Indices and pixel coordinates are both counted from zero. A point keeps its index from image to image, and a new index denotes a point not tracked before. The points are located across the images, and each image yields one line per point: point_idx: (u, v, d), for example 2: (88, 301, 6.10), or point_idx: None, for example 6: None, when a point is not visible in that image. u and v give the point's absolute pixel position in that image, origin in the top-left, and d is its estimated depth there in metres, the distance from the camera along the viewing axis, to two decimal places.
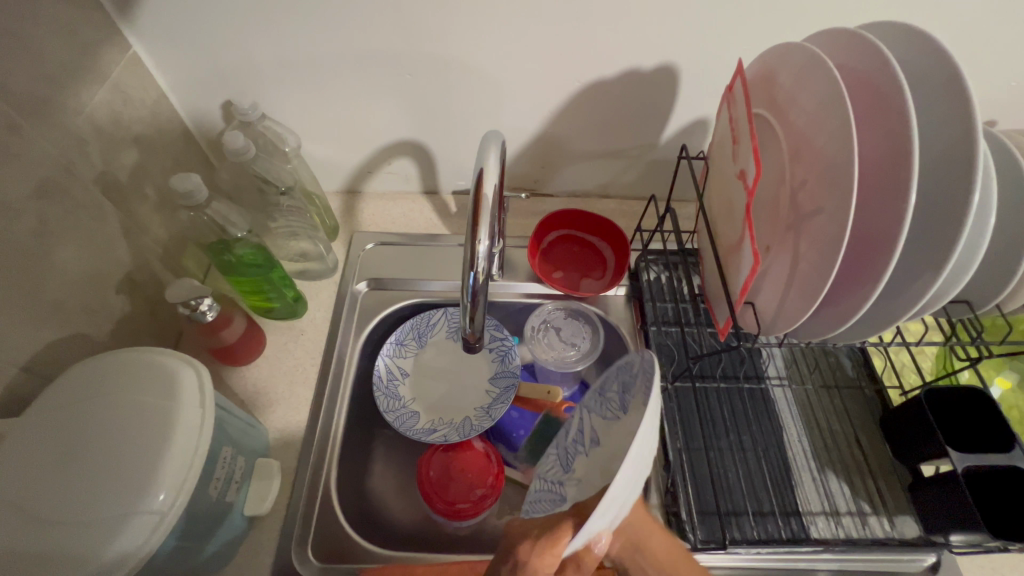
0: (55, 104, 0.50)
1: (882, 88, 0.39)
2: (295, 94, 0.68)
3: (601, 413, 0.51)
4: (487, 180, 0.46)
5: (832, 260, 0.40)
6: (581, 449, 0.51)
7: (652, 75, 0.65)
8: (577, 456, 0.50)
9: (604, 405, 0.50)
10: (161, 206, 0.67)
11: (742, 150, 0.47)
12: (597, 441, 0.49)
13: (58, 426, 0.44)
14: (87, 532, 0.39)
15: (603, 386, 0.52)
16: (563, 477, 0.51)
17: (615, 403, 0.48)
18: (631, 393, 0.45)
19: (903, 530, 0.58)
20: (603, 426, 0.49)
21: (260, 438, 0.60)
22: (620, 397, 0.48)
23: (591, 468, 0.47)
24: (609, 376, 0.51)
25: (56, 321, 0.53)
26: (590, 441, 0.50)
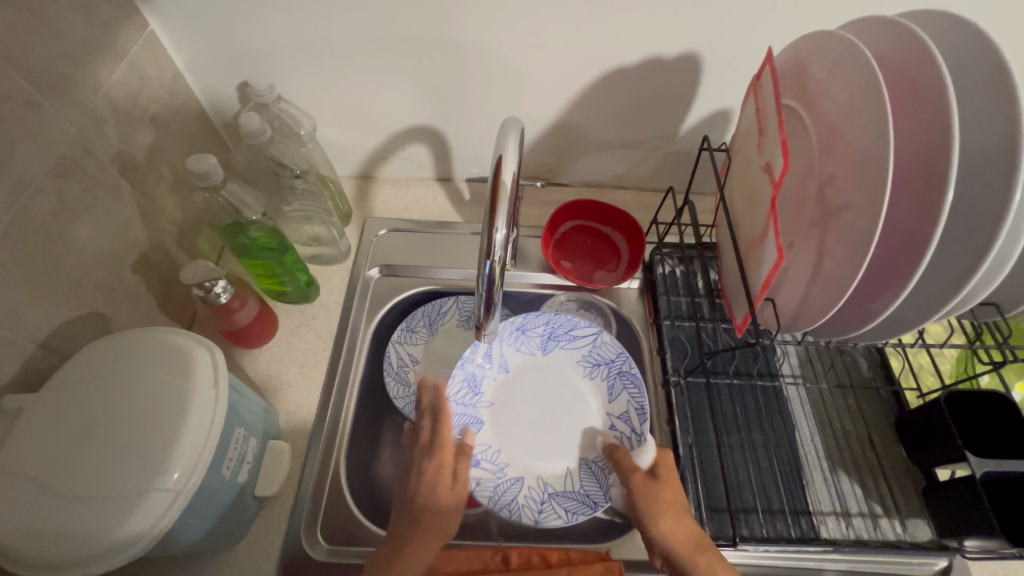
0: (73, 82, 0.50)
1: (921, 81, 0.38)
2: (311, 76, 0.67)
3: (516, 346, 0.69)
4: (507, 168, 0.44)
5: (859, 258, 0.39)
6: (491, 372, 0.69)
7: (675, 64, 0.64)
8: (488, 378, 0.69)
9: (523, 340, 0.69)
10: (177, 188, 0.67)
11: (770, 142, 0.45)
12: (504, 366, 0.69)
13: (74, 404, 0.44)
14: (103, 508, 0.40)
15: (525, 324, 0.68)
16: (474, 400, 0.67)
17: (533, 341, 0.70)
18: (560, 345, 0.69)
19: (915, 533, 0.57)
20: (513, 355, 0.70)
21: (272, 421, 0.61)
22: (540, 339, 0.70)
23: (512, 397, 0.69)
24: (534, 319, 0.68)
25: (73, 300, 0.53)
26: (501, 366, 0.69)
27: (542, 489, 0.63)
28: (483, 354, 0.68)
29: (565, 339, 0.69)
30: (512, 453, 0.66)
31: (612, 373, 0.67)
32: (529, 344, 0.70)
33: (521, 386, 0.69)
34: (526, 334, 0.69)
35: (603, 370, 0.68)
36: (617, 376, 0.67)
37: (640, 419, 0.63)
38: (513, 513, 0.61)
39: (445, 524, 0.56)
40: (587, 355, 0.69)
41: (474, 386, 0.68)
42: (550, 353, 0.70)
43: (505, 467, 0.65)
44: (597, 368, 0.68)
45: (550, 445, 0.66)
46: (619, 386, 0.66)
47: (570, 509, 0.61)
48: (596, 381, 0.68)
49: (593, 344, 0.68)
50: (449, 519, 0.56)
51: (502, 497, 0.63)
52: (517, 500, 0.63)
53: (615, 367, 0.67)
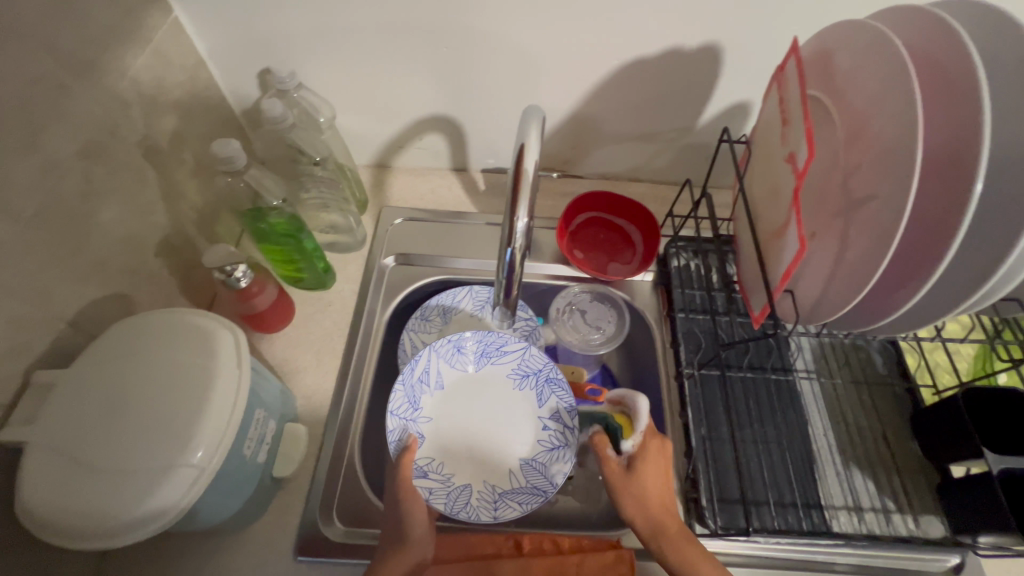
0: (100, 66, 0.51)
1: (952, 70, 0.38)
2: (333, 64, 0.68)
3: (451, 362, 0.67)
4: (528, 156, 0.44)
5: (883, 249, 0.39)
6: (429, 390, 0.66)
7: (695, 56, 0.63)
8: (423, 394, 0.65)
9: (458, 357, 0.67)
10: (198, 173, 0.68)
11: (793, 132, 0.45)
12: (442, 383, 0.67)
13: (101, 380, 0.45)
14: (132, 482, 0.41)
15: (459, 340, 0.66)
16: (416, 416, 0.64)
17: (467, 357, 0.67)
18: (491, 361, 0.68)
19: (928, 529, 0.57)
20: (449, 373, 0.67)
21: (290, 404, 0.62)
22: (473, 356, 0.67)
23: (450, 412, 0.66)
24: (467, 336, 0.66)
25: (99, 280, 0.54)
26: (437, 384, 0.66)
27: (492, 490, 0.62)
28: (421, 371, 0.65)
29: (495, 353, 0.67)
30: (455, 463, 0.64)
31: (540, 380, 0.66)
32: (462, 361, 0.67)
33: (457, 402, 0.67)
34: (460, 352, 0.67)
35: (532, 380, 0.67)
36: (545, 382, 0.66)
37: (571, 417, 0.64)
38: (471, 514, 0.60)
39: (406, 530, 0.53)
40: (517, 367, 0.67)
41: (414, 402, 0.64)
42: (482, 369, 0.68)
43: (451, 476, 0.63)
44: (526, 379, 0.67)
45: (493, 451, 0.65)
46: (547, 390, 0.66)
47: (524, 501, 0.61)
48: (525, 391, 0.67)
49: (522, 357, 0.67)
50: (410, 524, 0.54)
51: (458, 500, 0.61)
52: (471, 501, 0.62)
53: (542, 375, 0.66)
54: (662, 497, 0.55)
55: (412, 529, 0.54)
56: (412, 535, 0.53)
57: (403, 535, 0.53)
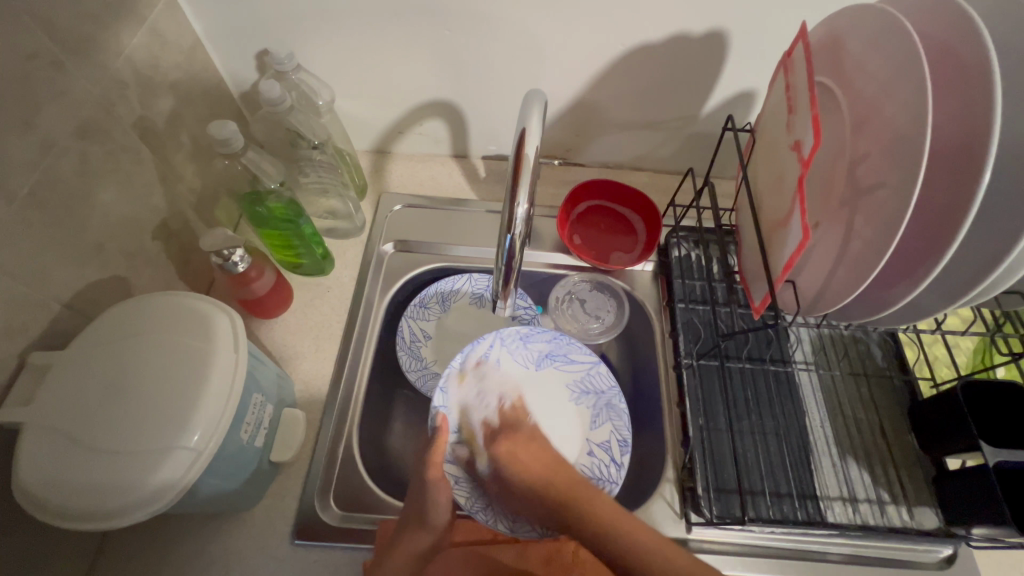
0: (96, 43, 0.50)
1: (966, 57, 0.37)
2: (331, 46, 0.66)
3: (515, 356, 0.67)
4: (529, 142, 0.43)
5: (889, 240, 0.39)
6: (481, 374, 0.66)
7: (700, 42, 0.62)
8: (477, 380, 0.65)
9: (522, 350, 0.68)
10: (196, 156, 0.67)
11: (800, 120, 0.44)
12: (498, 371, 0.67)
13: (96, 364, 0.44)
14: (128, 465, 0.41)
15: (528, 334, 0.67)
16: (463, 398, 0.65)
17: (532, 354, 0.68)
18: (554, 365, 0.68)
19: (922, 520, 0.58)
20: (509, 364, 0.67)
21: (288, 390, 0.62)
22: (538, 355, 0.68)
23: (500, 402, 0.65)
24: (540, 334, 0.67)
25: (96, 263, 0.54)
26: (492, 372, 0.66)
27: None
28: (480, 353, 0.66)
29: (560, 360, 0.68)
30: None
31: (600, 403, 0.66)
32: (525, 357, 0.68)
33: (510, 400, 0.66)
34: (525, 345, 0.68)
35: (590, 399, 0.67)
36: (604, 407, 0.66)
37: (620, 451, 0.63)
38: (484, 516, 0.59)
39: (429, 512, 0.55)
40: (579, 381, 0.67)
41: (465, 384, 0.65)
42: (544, 371, 0.68)
43: (481, 469, 0.62)
44: (585, 396, 0.67)
45: None
46: (604, 416, 0.66)
47: None
48: (579, 407, 0.67)
49: (587, 371, 0.67)
50: (432, 508, 0.55)
51: (479, 498, 0.60)
52: (494, 502, 0.60)
53: (604, 399, 0.66)
54: (540, 467, 0.57)
55: (433, 513, 0.55)
56: (434, 519, 0.55)
57: (423, 517, 0.55)
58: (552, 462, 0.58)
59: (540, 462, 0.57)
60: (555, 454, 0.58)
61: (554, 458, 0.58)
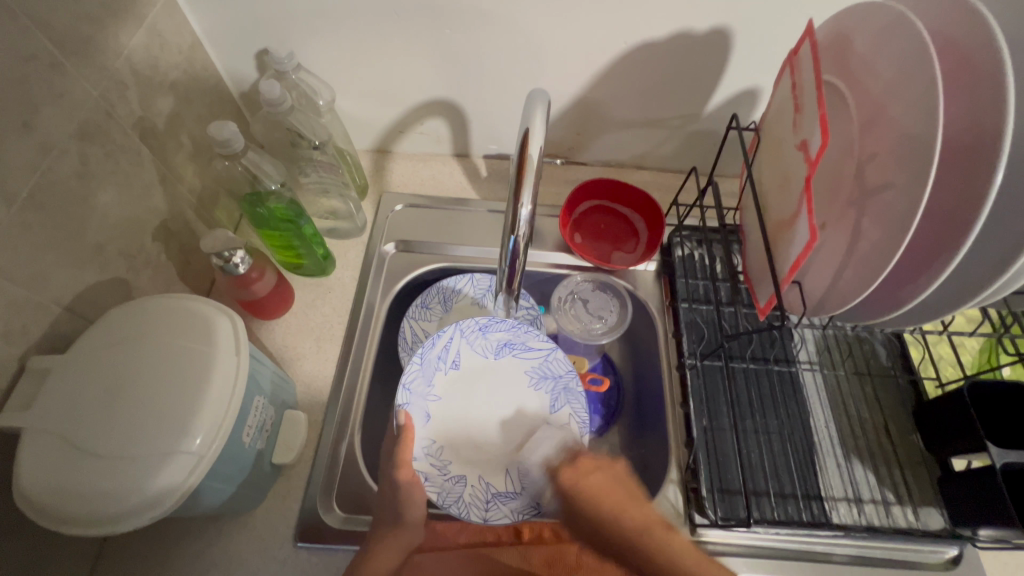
0: (96, 44, 0.50)
1: (976, 56, 0.37)
2: (332, 46, 0.66)
3: (472, 346, 0.64)
4: (533, 143, 0.43)
5: (897, 241, 0.38)
6: (442, 368, 0.63)
7: (704, 40, 0.62)
8: (439, 374, 0.62)
9: (480, 340, 0.63)
10: (196, 156, 0.66)
11: (806, 120, 0.44)
12: (457, 364, 0.63)
13: (97, 368, 0.44)
14: (129, 470, 0.40)
15: (487, 324, 0.63)
16: (427, 394, 0.62)
17: (489, 343, 0.64)
18: (513, 353, 0.64)
19: (927, 521, 0.58)
20: (467, 355, 0.64)
21: (289, 392, 0.61)
22: (496, 343, 0.64)
23: (459, 395, 0.63)
24: (497, 323, 0.62)
25: (96, 265, 0.53)
26: (453, 363, 0.63)
27: (484, 488, 0.59)
28: (441, 348, 0.62)
29: (519, 348, 0.63)
30: (455, 451, 0.61)
31: (558, 387, 0.63)
32: (484, 345, 0.64)
33: (469, 389, 0.64)
34: (484, 335, 0.63)
35: (550, 384, 0.63)
36: (563, 391, 0.62)
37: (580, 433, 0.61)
38: (461, 510, 0.56)
39: (404, 511, 0.53)
40: (538, 367, 0.64)
41: (428, 378, 0.62)
42: (501, 359, 0.64)
43: (448, 462, 0.60)
44: (545, 381, 0.63)
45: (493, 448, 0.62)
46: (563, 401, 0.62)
47: (515, 508, 0.57)
48: (540, 393, 0.63)
49: (545, 358, 0.63)
50: (407, 506, 0.53)
51: (451, 492, 0.58)
52: (464, 496, 0.58)
53: (562, 382, 0.62)
54: (608, 501, 0.51)
55: (408, 512, 0.53)
56: (410, 517, 0.53)
57: (401, 517, 0.53)
58: (629, 492, 0.52)
59: (611, 495, 0.52)
60: (623, 488, 0.52)
61: (624, 488, 0.52)
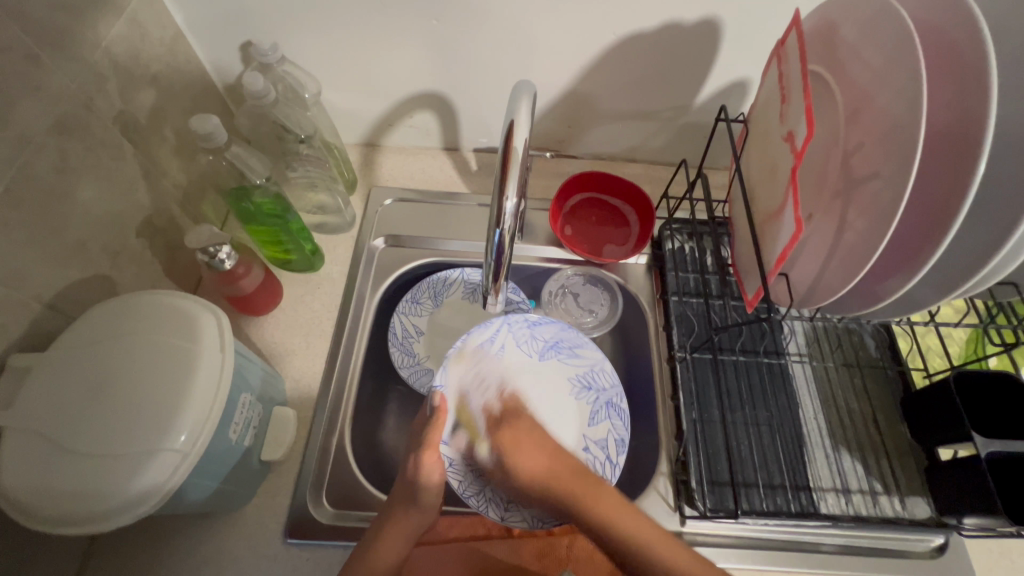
0: (73, 35, 0.48)
1: (961, 44, 0.37)
2: (318, 37, 0.65)
3: (520, 344, 0.68)
4: (518, 134, 0.43)
5: (882, 232, 0.38)
6: (490, 357, 0.67)
7: (693, 30, 0.61)
8: (488, 364, 0.66)
9: (529, 342, 0.68)
10: (180, 151, 0.65)
11: (793, 110, 0.44)
12: (502, 356, 0.67)
13: (78, 365, 0.44)
14: (112, 468, 0.40)
15: (537, 322, 0.68)
16: (470, 377, 0.65)
17: (536, 344, 0.69)
18: (558, 356, 0.68)
19: (914, 511, 0.58)
20: (513, 351, 0.68)
21: (278, 388, 0.61)
22: (543, 345, 0.69)
23: (500, 389, 0.67)
24: (545, 323, 0.68)
25: (78, 261, 0.52)
26: (500, 353, 0.67)
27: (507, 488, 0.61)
28: (487, 336, 0.67)
29: (566, 353, 0.68)
30: None
31: (600, 400, 0.66)
32: (530, 345, 0.68)
33: (514, 384, 0.67)
34: (533, 336, 0.68)
35: (592, 395, 0.67)
36: (605, 404, 0.66)
37: (617, 450, 0.63)
38: (477, 502, 0.59)
39: (420, 494, 0.53)
40: (582, 376, 0.67)
41: (474, 363, 0.66)
42: (546, 361, 0.68)
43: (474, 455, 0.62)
44: (587, 392, 0.67)
45: None
46: (603, 413, 0.66)
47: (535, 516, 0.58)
48: (580, 403, 0.66)
49: (592, 367, 0.67)
50: (424, 490, 0.53)
51: (471, 484, 0.60)
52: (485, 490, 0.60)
53: (605, 396, 0.66)
54: (535, 460, 0.54)
55: (424, 495, 0.53)
56: (423, 500, 0.53)
57: (415, 497, 0.53)
58: (557, 450, 0.55)
59: (544, 448, 0.55)
60: (552, 445, 0.55)
61: (554, 445, 0.55)
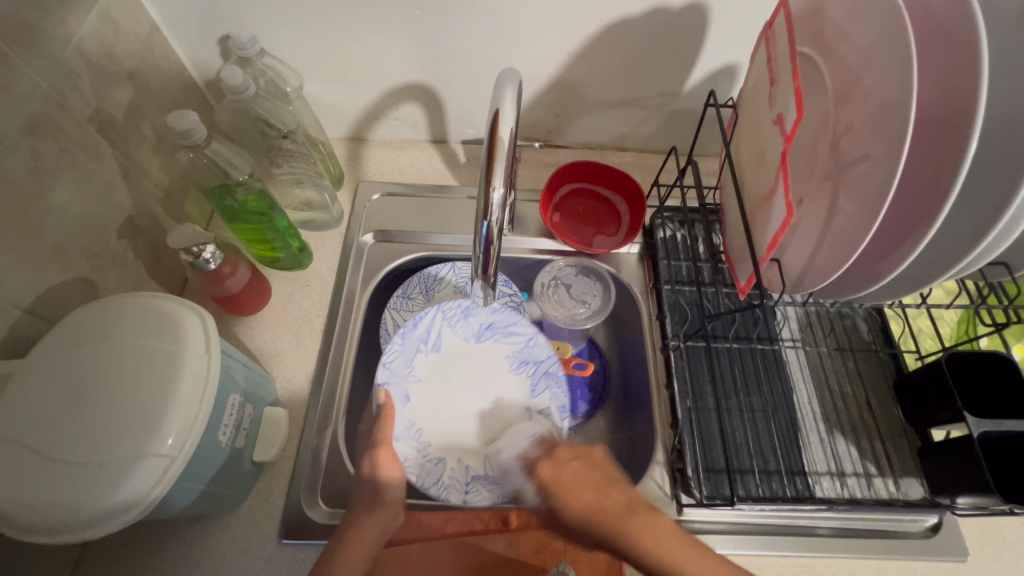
0: (42, 31, 0.47)
1: (950, 22, 0.36)
2: (297, 29, 0.63)
3: (453, 329, 0.73)
4: (503, 123, 0.42)
5: (873, 213, 0.38)
6: (425, 351, 0.71)
7: (679, 15, 0.60)
8: (420, 355, 0.70)
9: (462, 323, 0.73)
10: (160, 149, 0.64)
11: (782, 93, 0.43)
12: (438, 346, 0.72)
13: (59, 371, 0.43)
14: (95, 477, 0.39)
15: (468, 309, 0.72)
16: (408, 375, 0.69)
17: (471, 328, 0.73)
18: (493, 337, 0.73)
19: (908, 491, 0.58)
20: (449, 337, 0.73)
21: (268, 388, 0.60)
22: (477, 327, 0.73)
23: (441, 376, 0.71)
24: (477, 309, 0.72)
25: (57, 265, 0.51)
26: (434, 346, 0.72)
27: (464, 470, 0.66)
28: (423, 329, 0.70)
29: (500, 332, 0.73)
30: (433, 432, 0.68)
31: (538, 372, 0.71)
32: (466, 329, 0.73)
33: (452, 370, 0.72)
34: (466, 319, 0.72)
35: (530, 368, 0.71)
36: (543, 375, 0.70)
37: (561, 417, 0.68)
38: (440, 492, 0.63)
39: (383, 493, 0.54)
40: (518, 352, 0.72)
41: (410, 361, 0.70)
42: (481, 343, 0.73)
43: (427, 445, 0.67)
44: (525, 365, 0.72)
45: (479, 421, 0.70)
46: (543, 384, 0.70)
47: (490, 489, 0.64)
48: (520, 377, 0.72)
49: (527, 343, 0.72)
50: (388, 488, 0.54)
51: (428, 475, 0.64)
52: (442, 478, 0.65)
53: (542, 368, 0.71)
54: (586, 493, 0.52)
55: (389, 493, 0.54)
56: (390, 498, 0.54)
57: (380, 496, 0.54)
58: (605, 481, 0.53)
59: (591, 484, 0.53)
60: (597, 473, 0.54)
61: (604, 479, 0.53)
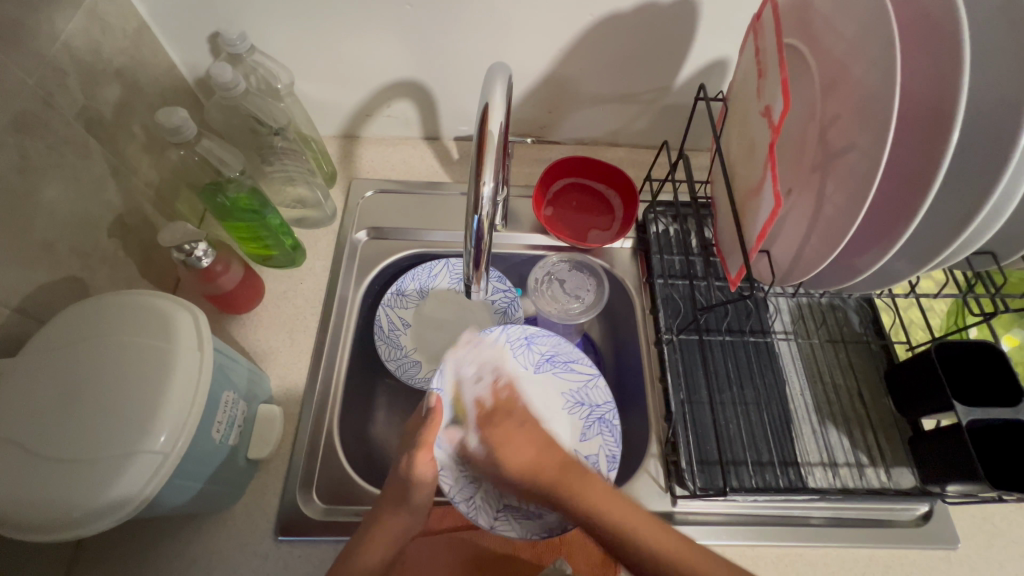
0: (27, 29, 0.47)
1: (934, 12, 0.36)
2: (287, 26, 0.63)
3: (516, 355, 0.66)
4: (492, 117, 0.42)
5: (859, 203, 0.38)
6: (484, 368, 0.64)
7: (669, 9, 0.60)
8: (477, 372, 0.64)
9: (525, 351, 0.66)
10: (150, 147, 0.64)
11: (769, 85, 0.43)
12: (498, 368, 0.65)
13: (50, 369, 0.42)
14: (87, 476, 0.39)
15: (534, 335, 0.67)
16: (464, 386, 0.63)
17: (534, 356, 0.66)
18: (553, 370, 0.66)
19: (899, 480, 0.59)
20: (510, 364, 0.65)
21: (262, 386, 0.60)
22: (541, 357, 0.66)
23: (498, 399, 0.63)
24: (545, 336, 0.67)
25: (46, 264, 0.51)
26: (496, 366, 0.65)
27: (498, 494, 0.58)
28: (486, 345, 0.65)
29: (562, 366, 0.66)
30: None
31: (593, 416, 0.63)
32: (527, 357, 0.66)
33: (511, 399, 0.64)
34: (529, 346, 0.66)
35: (585, 411, 0.64)
36: (597, 420, 0.63)
37: (607, 466, 0.60)
38: (469, 509, 0.56)
39: (412, 492, 0.53)
40: (576, 391, 0.65)
41: (467, 371, 0.63)
42: (541, 374, 0.66)
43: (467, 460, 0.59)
44: (580, 407, 0.64)
45: None
46: (595, 429, 0.63)
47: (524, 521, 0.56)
48: (574, 418, 0.63)
49: (586, 382, 0.65)
50: (417, 490, 0.53)
51: (463, 487, 0.57)
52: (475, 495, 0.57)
53: (598, 412, 0.63)
54: (525, 450, 0.53)
55: (415, 494, 0.53)
56: (416, 501, 0.53)
57: (405, 496, 0.53)
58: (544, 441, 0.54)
59: (524, 446, 0.53)
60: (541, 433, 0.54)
61: (544, 437, 0.54)
